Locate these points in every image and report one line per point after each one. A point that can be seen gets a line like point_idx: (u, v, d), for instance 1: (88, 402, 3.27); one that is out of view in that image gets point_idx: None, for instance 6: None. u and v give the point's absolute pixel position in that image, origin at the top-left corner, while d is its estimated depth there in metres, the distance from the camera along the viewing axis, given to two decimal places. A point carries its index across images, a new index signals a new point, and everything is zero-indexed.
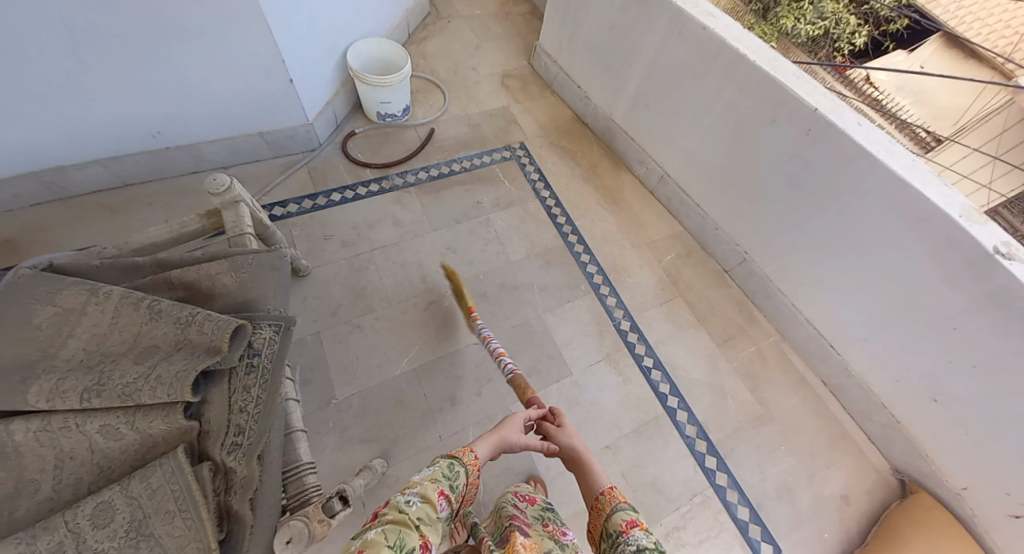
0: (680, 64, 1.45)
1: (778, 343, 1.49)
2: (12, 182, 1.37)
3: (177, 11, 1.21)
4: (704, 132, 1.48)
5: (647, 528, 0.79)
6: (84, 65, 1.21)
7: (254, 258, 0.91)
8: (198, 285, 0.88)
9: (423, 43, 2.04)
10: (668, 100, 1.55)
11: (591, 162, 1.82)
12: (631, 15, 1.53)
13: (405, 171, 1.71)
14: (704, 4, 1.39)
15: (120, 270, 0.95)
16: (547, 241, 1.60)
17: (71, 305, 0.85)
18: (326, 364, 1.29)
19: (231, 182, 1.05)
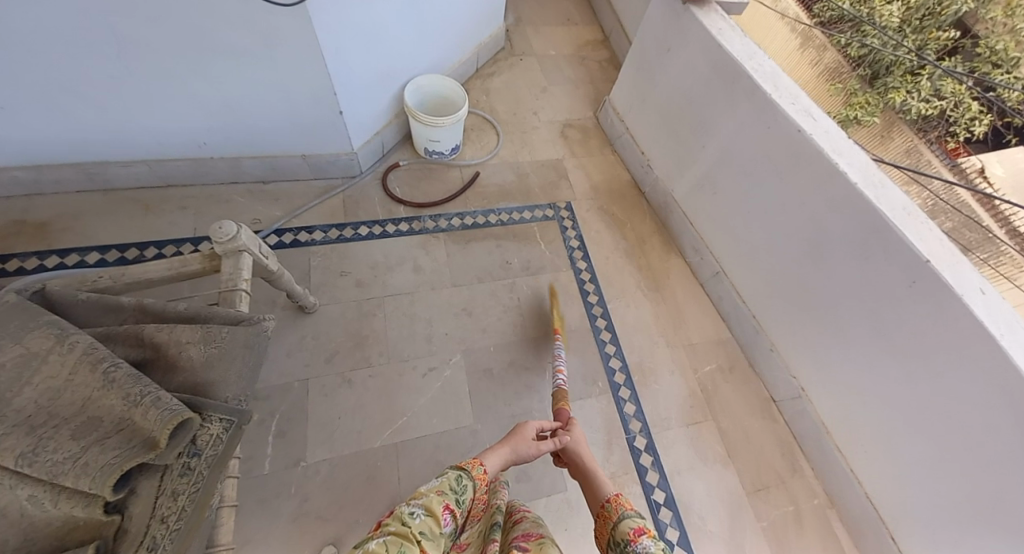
0: (760, 162, 1.28)
1: (823, 507, 1.29)
2: (59, 169, 1.39)
3: (230, 37, 1.17)
4: (779, 242, 1.29)
5: (656, 537, 0.71)
6: (133, 74, 1.19)
7: (228, 333, 0.84)
8: (164, 351, 0.80)
9: (489, 78, 1.95)
10: (738, 194, 1.37)
11: (639, 236, 1.66)
12: (713, 95, 1.37)
13: (439, 214, 1.62)
14: (803, 100, 1.21)
15: (103, 308, 0.87)
16: (571, 321, 1.47)
17: (36, 348, 0.74)
18: (307, 417, 1.24)
19: (238, 231, 0.98)
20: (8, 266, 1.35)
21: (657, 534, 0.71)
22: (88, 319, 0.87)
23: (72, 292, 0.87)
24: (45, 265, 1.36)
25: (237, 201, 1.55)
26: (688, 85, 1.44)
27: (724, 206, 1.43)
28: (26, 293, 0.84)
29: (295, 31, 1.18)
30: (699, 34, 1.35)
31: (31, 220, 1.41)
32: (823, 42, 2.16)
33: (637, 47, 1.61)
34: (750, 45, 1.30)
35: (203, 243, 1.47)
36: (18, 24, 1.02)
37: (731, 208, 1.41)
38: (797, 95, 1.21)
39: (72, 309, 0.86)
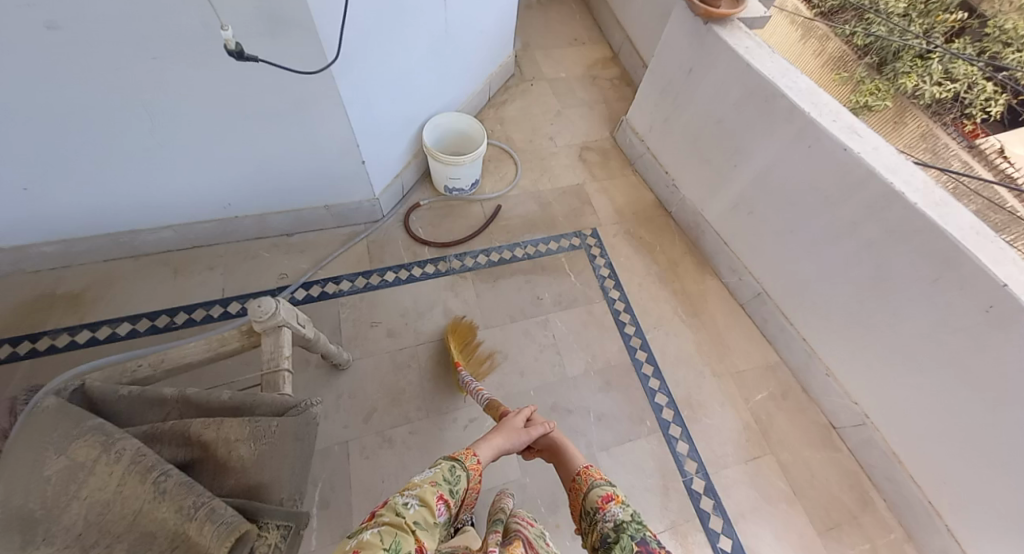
0: (802, 183, 1.23)
1: (898, 541, 1.24)
2: (88, 240, 1.38)
3: (257, 100, 1.14)
4: (830, 265, 1.24)
5: (624, 503, 0.79)
6: (162, 144, 1.17)
7: (277, 426, 0.79)
8: (212, 450, 0.76)
9: (502, 107, 1.92)
10: (779, 216, 1.32)
11: (671, 260, 1.60)
12: (745, 115, 1.32)
13: (464, 252, 1.57)
14: (846, 115, 1.16)
15: (145, 402, 0.84)
16: (611, 357, 1.41)
17: (82, 459, 0.72)
18: (349, 483, 1.19)
19: (276, 307, 0.95)
20: (40, 344, 1.31)
21: (625, 501, 0.79)
22: (130, 416, 0.83)
23: (114, 386, 0.85)
24: (79, 340, 1.33)
25: (262, 256, 1.51)
26: (716, 105, 1.40)
27: (764, 227, 1.38)
28: (68, 394, 0.81)
29: (323, 92, 1.17)
30: (725, 55, 1.32)
31: (62, 293, 1.39)
32: (822, 33, 1.74)
33: (656, 69, 1.57)
34: (783, 61, 1.26)
35: (234, 303, 1.43)
36: (43, 107, 1.01)
37: (772, 230, 1.36)
38: (839, 111, 1.17)
39: (113, 407, 0.83)
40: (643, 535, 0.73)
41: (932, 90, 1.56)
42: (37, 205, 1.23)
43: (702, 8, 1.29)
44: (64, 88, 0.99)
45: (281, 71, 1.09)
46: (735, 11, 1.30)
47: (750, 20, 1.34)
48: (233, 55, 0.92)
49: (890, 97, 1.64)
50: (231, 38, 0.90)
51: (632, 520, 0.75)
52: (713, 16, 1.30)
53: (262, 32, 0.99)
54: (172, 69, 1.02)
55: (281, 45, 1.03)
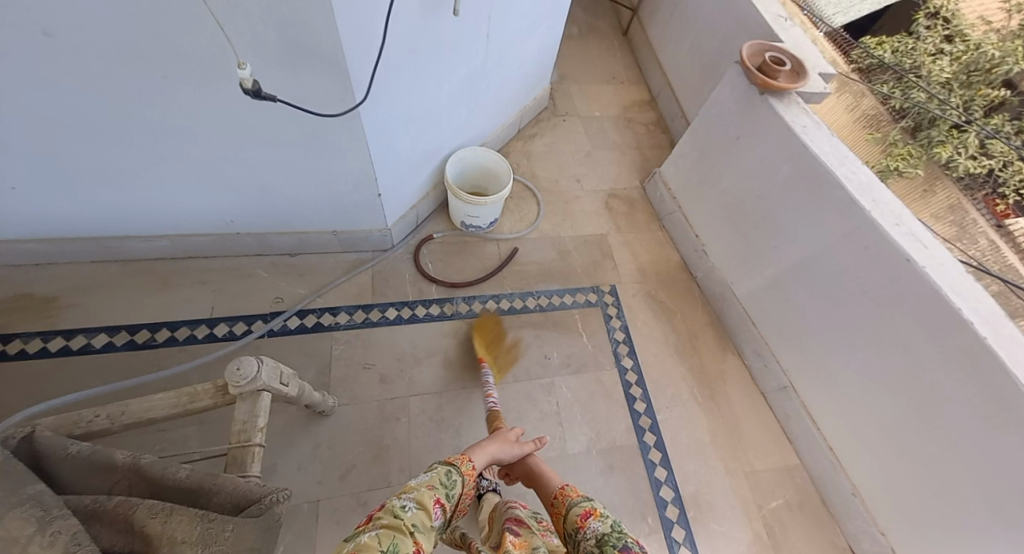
0: (849, 282, 1.13)
1: None
2: (74, 242, 1.29)
3: (267, 128, 1.06)
4: (872, 377, 1.14)
5: (602, 516, 0.78)
6: (159, 157, 1.08)
7: (233, 532, 0.70)
8: (154, 547, 0.66)
9: (531, 140, 1.82)
10: (817, 310, 1.22)
11: (691, 331, 1.50)
12: (794, 194, 1.22)
13: (473, 296, 1.48)
14: (908, 220, 1.06)
15: (92, 467, 0.75)
16: (616, 437, 1.30)
17: (11, 536, 0.61)
18: (315, 551, 1.10)
19: (257, 371, 0.87)
20: (10, 347, 1.23)
21: (604, 514, 0.78)
22: (73, 481, 0.74)
23: (68, 441, 0.76)
24: (49, 348, 1.24)
25: (257, 277, 1.42)
26: (761, 178, 1.30)
27: (799, 319, 1.28)
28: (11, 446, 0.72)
29: (341, 125, 1.08)
30: (779, 131, 1.22)
31: (38, 295, 1.30)
32: (857, 90, 1.64)
33: (700, 127, 1.47)
34: (843, 147, 1.17)
35: (220, 325, 1.34)
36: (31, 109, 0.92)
37: (807, 321, 1.25)
38: (901, 215, 1.07)
39: (58, 467, 0.74)
40: (625, 543, 0.72)
41: (966, 165, 1.48)
42: (24, 205, 1.15)
43: (761, 77, 1.22)
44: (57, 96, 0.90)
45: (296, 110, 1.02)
46: (794, 85, 1.22)
47: (808, 94, 1.26)
48: (249, 93, 0.84)
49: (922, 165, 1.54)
50: (249, 76, 0.83)
51: (612, 530, 0.74)
52: (771, 87, 1.23)
53: (281, 62, 0.91)
54: (179, 88, 0.93)
55: (304, 75, 0.95)
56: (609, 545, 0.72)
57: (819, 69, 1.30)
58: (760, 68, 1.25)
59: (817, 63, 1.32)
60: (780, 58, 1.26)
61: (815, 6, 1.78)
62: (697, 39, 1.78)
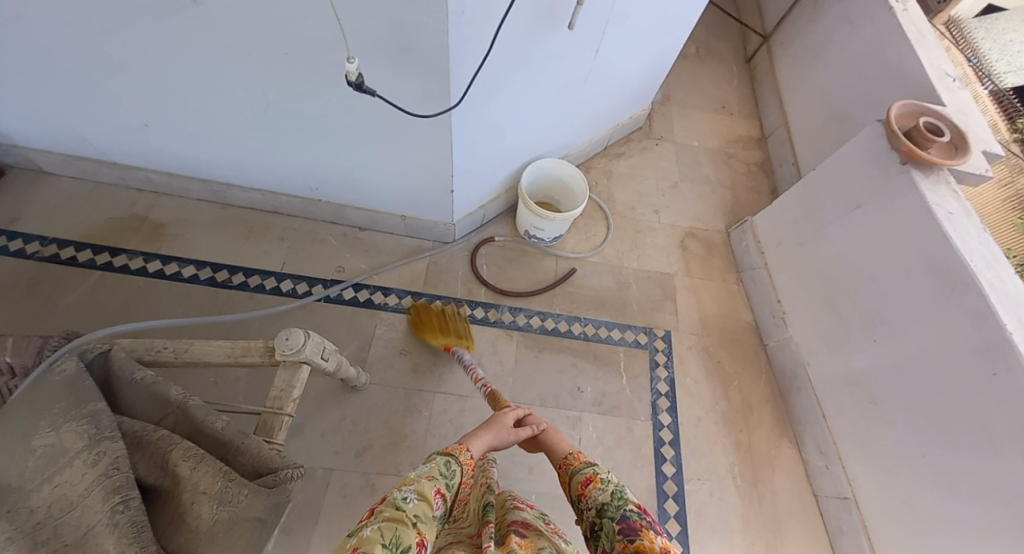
0: (960, 407, 0.99)
1: None
2: (187, 180, 1.42)
3: (366, 115, 1.09)
4: (961, 517, 0.99)
5: (604, 483, 0.74)
6: (267, 122, 1.15)
7: (247, 497, 0.72)
8: (180, 490, 0.71)
9: (617, 160, 1.75)
10: (910, 423, 1.08)
11: (745, 401, 1.38)
12: (916, 290, 1.08)
13: (520, 307, 1.46)
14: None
15: (150, 397, 0.81)
16: (635, 492, 1.23)
17: (66, 445, 0.70)
18: (318, 520, 1.14)
19: (302, 344, 0.91)
20: (115, 261, 1.37)
21: (606, 481, 0.75)
22: (133, 405, 0.81)
23: (136, 367, 0.84)
24: (147, 268, 1.37)
25: (329, 244, 1.49)
26: (878, 260, 1.17)
27: (884, 426, 1.14)
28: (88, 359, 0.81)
29: (439, 121, 1.08)
30: (915, 211, 1.08)
31: (147, 219, 1.44)
32: (1018, 165, 1.18)
33: (812, 185, 1.34)
34: (994, 250, 1.02)
35: (287, 281, 1.41)
36: (170, 59, 1.00)
37: (894, 430, 1.12)
38: None
39: (123, 388, 0.82)
40: (625, 513, 0.69)
41: None
42: (152, 140, 1.28)
43: (908, 144, 1.08)
44: (193, 54, 0.98)
45: (395, 109, 1.05)
46: (947, 161, 1.07)
47: (964, 173, 1.10)
48: (352, 85, 0.85)
49: None
50: (355, 70, 0.83)
51: (616, 495, 0.72)
52: (918, 158, 1.08)
53: (388, 58, 0.92)
54: (297, 67, 0.98)
55: (406, 72, 0.95)
56: (608, 519, 0.69)
57: (984, 146, 1.13)
58: (908, 132, 1.10)
59: (982, 137, 1.15)
60: (937, 126, 1.10)
61: (985, 58, 1.32)
62: (831, 86, 1.61)
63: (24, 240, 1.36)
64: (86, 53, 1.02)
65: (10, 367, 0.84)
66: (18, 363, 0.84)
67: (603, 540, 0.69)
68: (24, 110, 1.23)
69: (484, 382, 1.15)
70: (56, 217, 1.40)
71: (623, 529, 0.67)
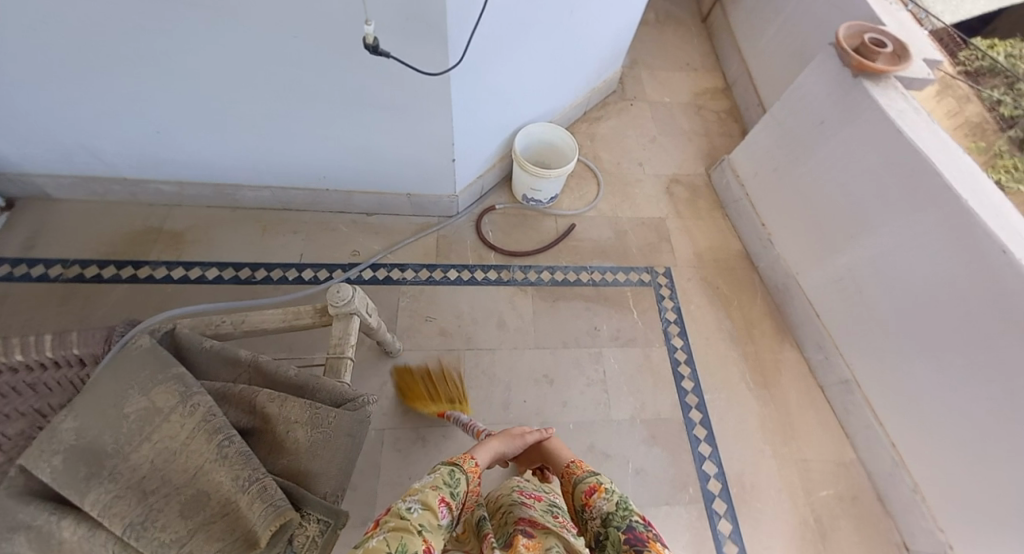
0: (943, 281, 1.10)
1: None
2: (199, 187, 1.48)
3: (371, 90, 1.17)
4: (949, 374, 1.11)
5: (607, 492, 0.77)
6: (274, 109, 1.22)
7: (334, 418, 0.81)
8: (272, 425, 0.79)
9: (597, 123, 1.87)
10: (893, 304, 1.21)
11: (745, 318, 1.50)
12: (885, 185, 1.20)
13: (530, 265, 1.55)
14: (1009, 216, 1.03)
15: (222, 360, 0.87)
16: (661, 408, 1.34)
17: (158, 404, 0.73)
18: (378, 476, 1.21)
19: (352, 296, 0.99)
20: (140, 273, 1.42)
21: (610, 491, 0.77)
22: (206, 370, 0.86)
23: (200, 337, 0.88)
24: (172, 275, 1.43)
25: (340, 231, 1.56)
26: (845, 166, 1.30)
27: (875, 316, 1.26)
28: (156, 336, 0.85)
29: (441, 87, 1.15)
30: (871, 116, 1.22)
31: (165, 230, 1.49)
32: (964, 93, 1.25)
33: (780, 113, 1.47)
34: (946, 138, 1.15)
35: (307, 270, 1.48)
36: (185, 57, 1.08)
37: (877, 313, 1.25)
38: (999, 207, 1.04)
39: (194, 357, 0.86)
40: (631, 523, 0.70)
41: None
42: (167, 147, 1.34)
43: (857, 59, 1.21)
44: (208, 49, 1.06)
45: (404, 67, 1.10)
46: (893, 68, 1.21)
47: (910, 79, 1.25)
48: (369, 48, 0.94)
49: None
50: (371, 33, 0.93)
51: (619, 504, 0.74)
52: (867, 69, 1.22)
53: (395, 26, 1.00)
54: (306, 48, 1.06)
55: (410, 41, 1.03)
56: (614, 528, 0.71)
57: (923, 55, 1.27)
58: (856, 48, 1.24)
59: (921, 48, 1.29)
60: (881, 39, 1.23)
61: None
62: (784, 31, 1.75)
63: (45, 265, 1.40)
64: (107, 66, 1.10)
65: (79, 358, 0.84)
66: (88, 353, 0.84)
67: (609, 549, 0.70)
68: (39, 133, 1.28)
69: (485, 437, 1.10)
70: (75, 239, 1.44)
71: (629, 539, 0.68)
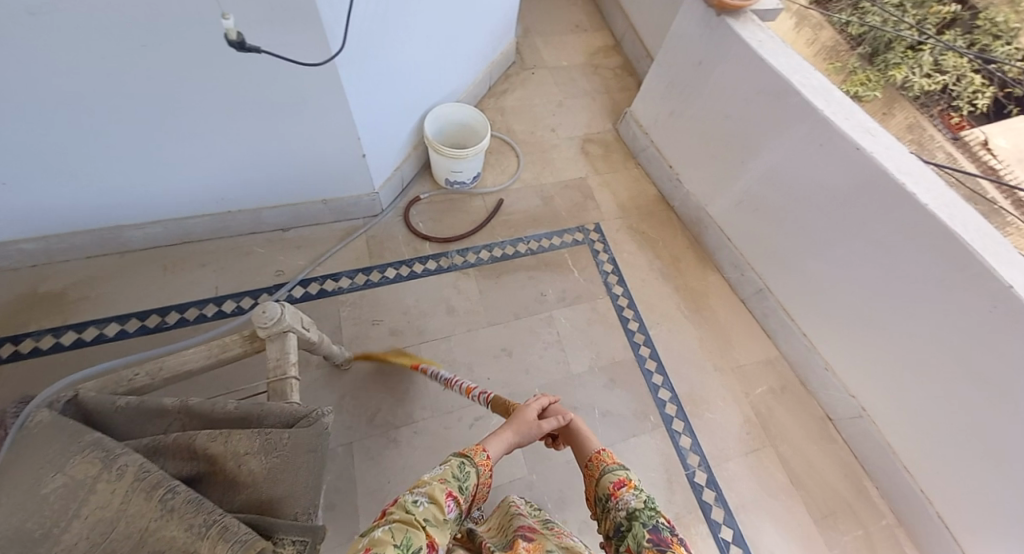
0: (822, 186, 1.21)
1: (888, 527, 1.25)
2: (72, 236, 1.31)
3: (251, 95, 1.09)
4: (839, 265, 1.23)
5: (637, 490, 0.74)
6: (146, 134, 1.09)
7: (289, 438, 0.76)
8: (220, 465, 0.73)
9: (503, 96, 1.87)
10: (787, 214, 1.32)
11: (673, 255, 1.59)
12: (758, 110, 1.30)
13: (466, 248, 1.55)
14: (858, 114, 1.16)
15: (145, 415, 0.78)
16: (615, 353, 1.39)
17: (81, 476, 0.66)
18: (357, 488, 1.18)
19: (281, 312, 0.94)
20: (22, 347, 1.25)
21: (639, 487, 0.74)
22: (129, 430, 0.77)
23: (112, 397, 0.79)
24: (63, 342, 1.27)
25: (255, 253, 1.46)
26: (726, 98, 1.39)
27: (774, 228, 1.37)
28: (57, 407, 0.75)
29: (321, 79, 1.10)
30: (739, 48, 1.30)
31: (43, 293, 1.32)
32: (816, 22, 1.69)
33: (666, 58, 1.54)
34: (796, 57, 1.25)
35: (228, 301, 1.38)
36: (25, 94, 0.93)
37: (775, 225, 1.36)
38: (849, 110, 1.16)
39: (110, 420, 0.77)
40: (656, 524, 0.69)
41: (920, 84, 1.48)
42: (21, 201, 1.16)
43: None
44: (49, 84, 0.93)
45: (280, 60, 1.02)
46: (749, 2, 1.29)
47: (762, 11, 1.33)
48: (234, 45, 0.84)
49: (879, 88, 1.56)
50: (233, 28, 0.83)
51: (646, 506, 0.71)
52: (727, 6, 1.29)
53: (261, 17, 0.92)
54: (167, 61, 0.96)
55: (285, 32, 0.97)
56: (638, 524, 0.69)
57: None
58: None
59: None
60: None
61: None
62: None
63: None
64: None
65: None
66: None
67: (629, 541, 0.69)
68: None
69: (480, 392, 1.10)
70: None
71: (653, 538, 0.67)
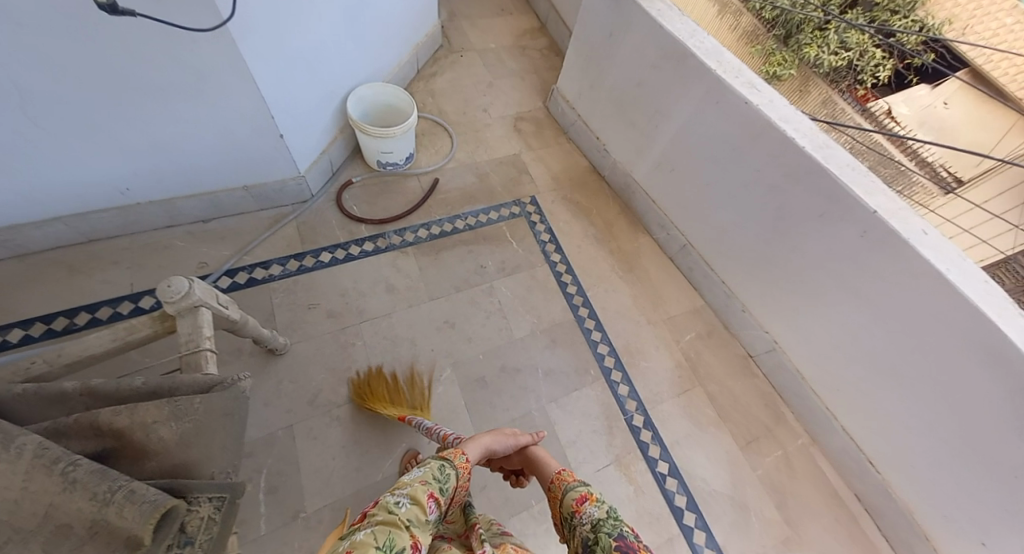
0: (722, 137, 1.27)
1: (808, 448, 1.32)
2: None
3: (146, 74, 1.05)
4: (744, 212, 1.30)
5: (600, 503, 0.72)
6: (35, 124, 1.04)
7: (201, 405, 0.74)
8: (128, 437, 0.69)
9: (432, 79, 1.88)
10: (697, 171, 1.38)
11: (606, 221, 1.63)
12: (665, 74, 1.35)
13: (403, 227, 1.55)
14: (745, 72, 1.23)
15: (45, 400, 0.74)
16: (555, 316, 1.42)
17: None
18: (300, 469, 1.16)
19: (189, 287, 0.91)
20: None
21: (601, 499, 0.72)
22: (30, 416, 0.73)
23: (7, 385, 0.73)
24: None
25: (174, 248, 1.41)
26: (636, 67, 1.44)
27: (688, 185, 1.43)
28: None
29: (217, 56, 1.07)
30: (640, 20, 1.35)
31: None
32: (736, 9, 1.75)
33: (580, 33, 1.58)
34: (691, 23, 1.31)
35: (146, 298, 1.34)
36: None
37: (688, 181, 1.42)
38: (739, 69, 1.23)
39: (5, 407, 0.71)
40: (621, 532, 0.66)
41: (829, 60, 1.71)
42: None
43: None
44: None
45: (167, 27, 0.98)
46: None
47: None
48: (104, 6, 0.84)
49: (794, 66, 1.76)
50: None
51: (609, 517, 0.69)
52: None
53: None
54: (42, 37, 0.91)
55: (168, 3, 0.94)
56: (604, 534, 0.66)
57: None
58: None
59: None
60: None
61: None
62: None
63: None
64: None
65: None
66: None
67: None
68: None
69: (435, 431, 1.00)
70: None
71: (621, 548, 0.64)
